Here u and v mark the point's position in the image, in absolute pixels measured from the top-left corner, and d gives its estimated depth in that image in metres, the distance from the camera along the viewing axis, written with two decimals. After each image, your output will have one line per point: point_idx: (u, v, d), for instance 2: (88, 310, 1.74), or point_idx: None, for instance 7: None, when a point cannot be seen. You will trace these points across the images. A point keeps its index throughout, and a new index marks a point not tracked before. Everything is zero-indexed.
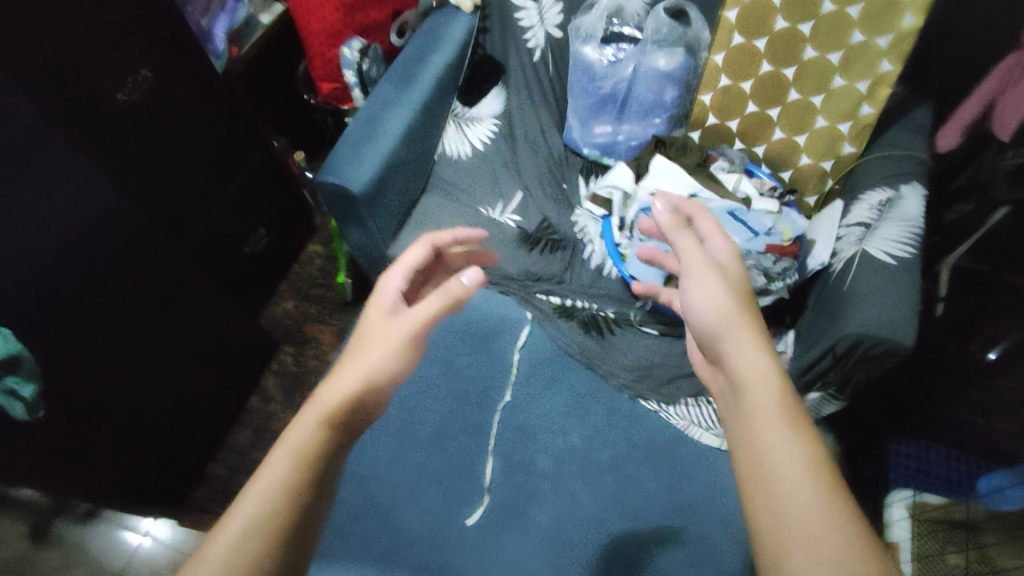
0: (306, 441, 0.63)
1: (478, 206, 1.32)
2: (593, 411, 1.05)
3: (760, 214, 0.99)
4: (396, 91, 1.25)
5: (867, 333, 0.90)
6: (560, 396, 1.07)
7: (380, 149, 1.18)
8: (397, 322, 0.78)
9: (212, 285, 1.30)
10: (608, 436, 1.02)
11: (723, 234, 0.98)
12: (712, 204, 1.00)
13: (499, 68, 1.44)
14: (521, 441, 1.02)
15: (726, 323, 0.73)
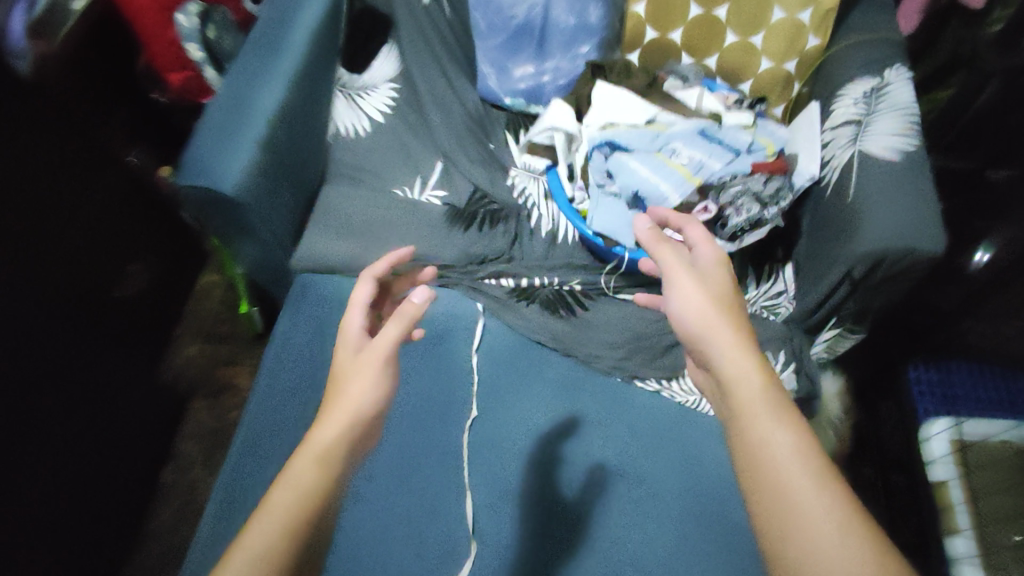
0: (305, 479, 0.62)
1: (393, 187, 1.08)
2: (583, 403, 0.84)
3: (734, 129, 0.82)
4: (259, 61, 0.98)
5: (890, 245, 0.74)
6: (539, 393, 0.86)
7: (253, 131, 0.92)
8: (373, 352, 0.75)
9: (65, 347, 1.01)
10: (608, 430, 0.82)
11: (699, 159, 0.79)
12: (677, 126, 0.81)
13: (386, 22, 1.19)
14: (503, 458, 0.79)
15: (705, 320, 0.61)
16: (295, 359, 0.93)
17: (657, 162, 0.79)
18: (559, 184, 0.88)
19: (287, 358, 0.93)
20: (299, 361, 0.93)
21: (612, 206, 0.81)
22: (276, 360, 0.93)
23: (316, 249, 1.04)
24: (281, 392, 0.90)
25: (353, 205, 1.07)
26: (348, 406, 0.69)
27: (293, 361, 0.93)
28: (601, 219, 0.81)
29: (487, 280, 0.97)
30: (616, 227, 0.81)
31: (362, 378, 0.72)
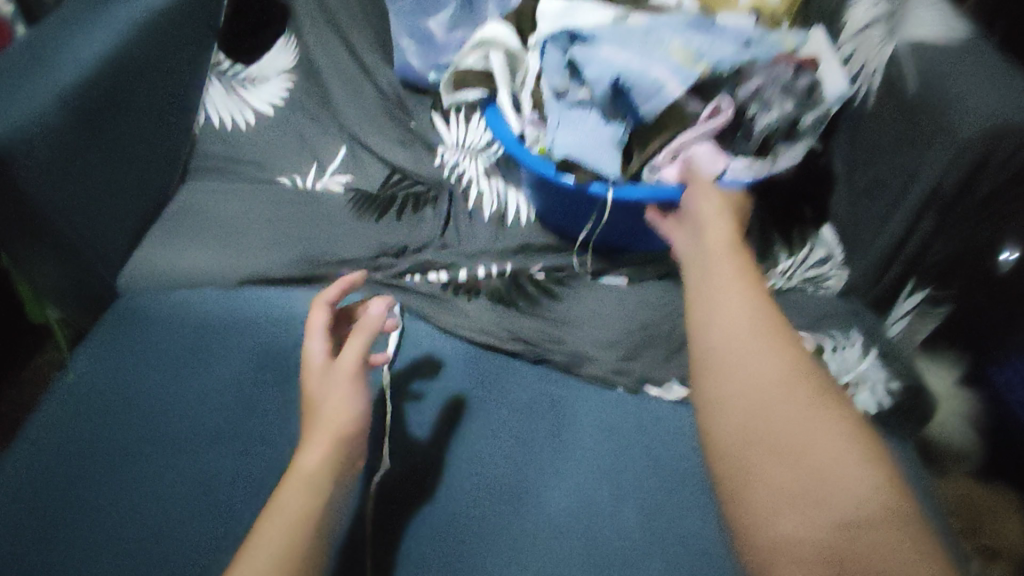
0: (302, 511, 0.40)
1: (281, 178, 0.80)
2: (572, 436, 0.53)
3: (738, 19, 0.63)
4: (84, 10, 0.71)
5: (996, 122, 0.50)
6: (502, 430, 0.53)
7: (61, 79, 0.63)
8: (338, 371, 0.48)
9: None
10: (618, 476, 0.51)
11: (699, 46, 0.60)
12: (660, 18, 0.62)
13: (281, 5, 0.97)
14: (452, 541, 0.47)
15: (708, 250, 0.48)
16: (98, 415, 0.58)
17: (641, 56, 0.59)
18: (502, 121, 0.66)
19: (83, 415, 0.58)
20: (105, 416, 0.58)
21: (581, 124, 0.60)
22: (64, 419, 0.57)
23: (159, 258, 0.72)
24: (64, 471, 0.54)
25: (221, 203, 0.78)
26: (328, 421, 0.45)
27: (94, 417, 0.57)
28: (571, 145, 0.59)
29: (407, 275, 0.67)
30: (591, 150, 0.59)
31: (343, 397, 0.46)
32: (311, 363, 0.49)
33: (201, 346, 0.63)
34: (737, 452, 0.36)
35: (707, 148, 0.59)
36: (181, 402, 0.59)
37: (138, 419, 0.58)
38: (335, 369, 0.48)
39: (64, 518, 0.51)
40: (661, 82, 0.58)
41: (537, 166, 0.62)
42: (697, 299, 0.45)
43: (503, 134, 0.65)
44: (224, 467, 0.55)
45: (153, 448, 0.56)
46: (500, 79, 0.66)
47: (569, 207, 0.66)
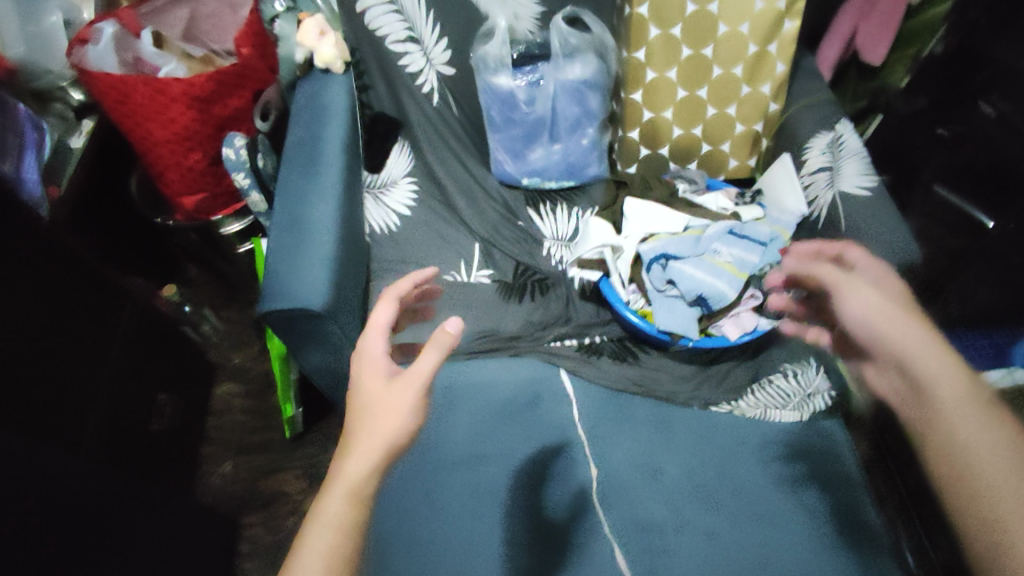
0: (338, 515, 0.74)
1: (442, 273, 1.17)
2: (678, 454, 0.97)
3: (754, 223, 0.98)
4: (305, 182, 1.08)
5: (889, 261, 0.95)
6: (636, 435, 0.99)
7: (320, 246, 1.01)
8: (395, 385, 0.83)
9: (107, 489, 1.00)
10: (721, 458, 0.96)
11: (739, 256, 0.96)
12: (710, 230, 0.98)
13: (398, 123, 1.28)
14: (638, 500, 0.92)
15: (881, 311, 0.69)
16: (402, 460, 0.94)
17: (700, 275, 0.93)
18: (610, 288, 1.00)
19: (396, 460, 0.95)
20: (407, 465, 0.93)
21: (674, 307, 0.94)
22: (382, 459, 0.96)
23: None
24: None
25: None
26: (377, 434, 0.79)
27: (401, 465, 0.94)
28: (671, 326, 0.93)
29: (555, 343, 1.09)
30: (681, 324, 0.93)
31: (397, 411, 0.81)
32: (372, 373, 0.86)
33: (448, 409, 1.00)
34: (971, 506, 0.57)
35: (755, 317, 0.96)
36: (452, 443, 0.97)
37: (431, 463, 0.94)
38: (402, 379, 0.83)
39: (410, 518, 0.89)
40: (725, 289, 0.93)
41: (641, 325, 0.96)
42: (941, 414, 0.62)
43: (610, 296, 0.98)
44: None
45: (443, 478, 0.93)
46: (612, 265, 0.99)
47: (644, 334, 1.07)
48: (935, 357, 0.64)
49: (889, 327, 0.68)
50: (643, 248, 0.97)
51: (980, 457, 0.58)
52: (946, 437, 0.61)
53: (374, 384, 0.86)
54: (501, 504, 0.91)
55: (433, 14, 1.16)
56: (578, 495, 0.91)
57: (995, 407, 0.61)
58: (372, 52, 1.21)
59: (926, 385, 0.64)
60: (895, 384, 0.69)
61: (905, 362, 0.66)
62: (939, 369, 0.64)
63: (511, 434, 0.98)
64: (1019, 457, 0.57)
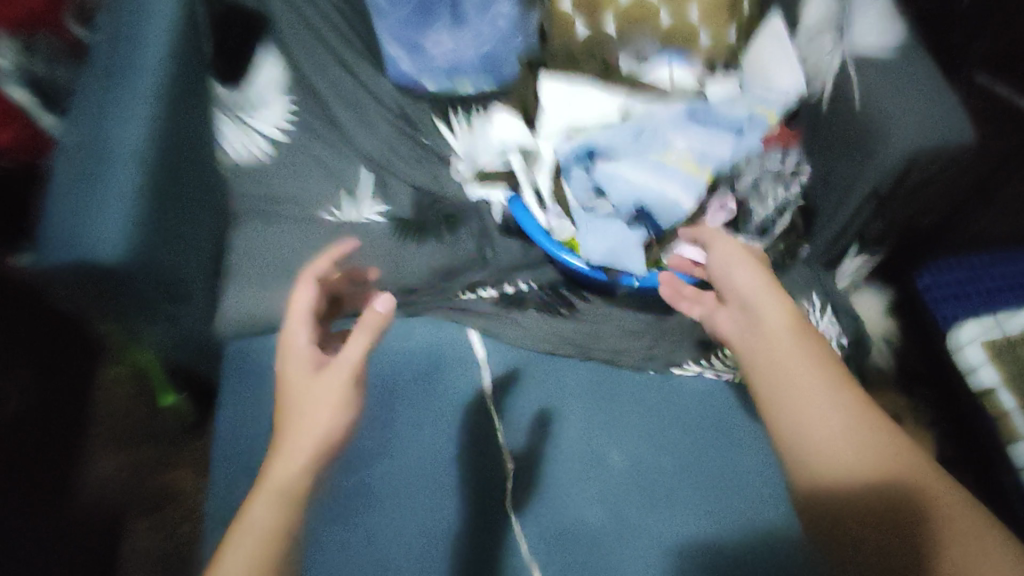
0: (265, 520, 0.54)
1: (319, 211, 0.89)
2: (628, 433, 0.72)
3: (725, 100, 0.74)
4: (111, 83, 0.73)
5: (922, 146, 0.66)
6: (580, 417, 0.73)
7: (122, 175, 0.67)
8: (327, 377, 0.63)
9: None
10: (689, 434, 0.73)
11: (703, 146, 0.72)
12: (660, 116, 0.74)
13: (261, 15, 0.95)
14: (582, 498, 0.69)
15: (733, 259, 0.66)
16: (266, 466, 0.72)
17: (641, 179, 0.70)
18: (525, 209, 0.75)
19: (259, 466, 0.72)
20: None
21: (610, 229, 0.71)
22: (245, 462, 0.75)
23: (244, 312, 0.85)
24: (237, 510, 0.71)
25: (274, 248, 0.88)
26: (313, 430, 0.60)
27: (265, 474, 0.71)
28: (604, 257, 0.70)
29: (466, 295, 0.81)
30: (620, 251, 0.70)
31: (333, 399, 0.62)
32: (296, 362, 0.65)
33: None
34: (784, 449, 0.57)
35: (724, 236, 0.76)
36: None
37: None
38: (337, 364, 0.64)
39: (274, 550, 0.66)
40: (675, 197, 0.70)
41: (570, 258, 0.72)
42: (767, 360, 0.61)
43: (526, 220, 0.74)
44: None
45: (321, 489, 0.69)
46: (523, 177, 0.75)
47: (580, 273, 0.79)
48: (774, 306, 0.62)
49: (744, 280, 0.65)
50: (560, 150, 0.75)
51: (818, 404, 0.56)
52: (774, 380, 0.60)
53: (300, 375, 0.64)
54: (394, 522, 0.66)
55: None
56: (498, 509, 0.67)
57: (807, 332, 0.61)
58: None
59: (768, 329, 0.61)
60: (736, 324, 0.65)
61: (741, 297, 0.64)
62: (771, 311, 0.62)
63: (407, 423, 0.72)
64: (834, 389, 0.57)
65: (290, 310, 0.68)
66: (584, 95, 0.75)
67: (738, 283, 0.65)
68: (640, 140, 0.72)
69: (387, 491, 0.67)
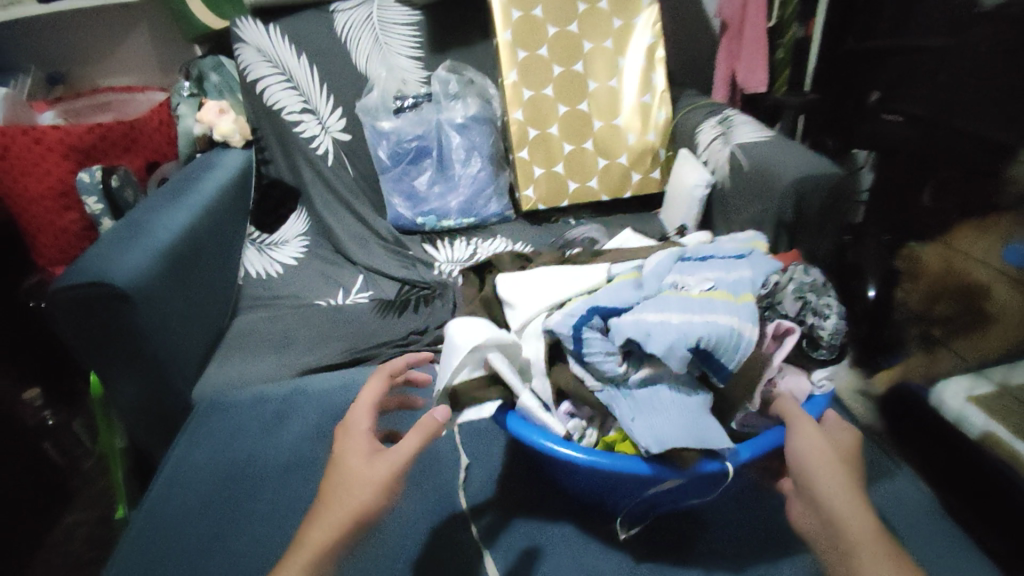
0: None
1: (314, 300, 1.05)
2: None
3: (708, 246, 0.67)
4: (164, 201, 1.00)
5: (803, 172, 0.83)
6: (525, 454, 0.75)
7: (153, 241, 0.88)
8: (374, 461, 0.52)
9: None
10: None
11: (720, 280, 0.58)
12: (649, 267, 0.63)
13: (294, 189, 1.25)
14: (527, 514, 0.67)
15: (796, 453, 0.48)
16: (212, 481, 0.73)
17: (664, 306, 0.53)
18: (538, 427, 0.56)
19: (206, 485, 0.73)
20: (207, 495, 0.72)
21: (666, 414, 0.50)
22: (174, 482, 0.74)
23: (225, 369, 0.90)
24: (181, 533, 0.67)
25: (269, 326, 0.99)
26: (353, 503, 0.49)
27: (212, 486, 0.73)
28: (673, 437, 0.48)
29: (434, 343, 0.90)
30: (690, 433, 0.48)
31: (372, 486, 0.50)
32: (356, 443, 0.54)
33: (281, 425, 0.80)
34: None
35: (789, 381, 0.57)
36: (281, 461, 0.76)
37: (269, 476, 0.73)
38: (380, 457, 0.52)
39: (198, 553, 0.65)
40: (731, 326, 0.51)
41: (619, 465, 0.51)
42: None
43: (531, 434, 0.55)
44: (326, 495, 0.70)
45: (259, 498, 0.70)
46: (517, 384, 0.57)
47: (611, 488, 0.58)
48: (828, 475, 0.46)
49: (814, 472, 0.46)
50: (559, 323, 0.56)
51: None
52: None
53: (355, 455, 0.53)
54: None
55: (327, 86, 1.20)
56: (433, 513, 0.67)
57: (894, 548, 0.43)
58: (272, 126, 1.23)
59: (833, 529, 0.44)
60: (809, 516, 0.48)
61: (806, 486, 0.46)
62: (840, 508, 0.44)
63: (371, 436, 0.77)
64: None
65: (361, 397, 0.59)
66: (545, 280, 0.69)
67: (814, 479, 0.46)
68: (641, 290, 0.59)
69: None
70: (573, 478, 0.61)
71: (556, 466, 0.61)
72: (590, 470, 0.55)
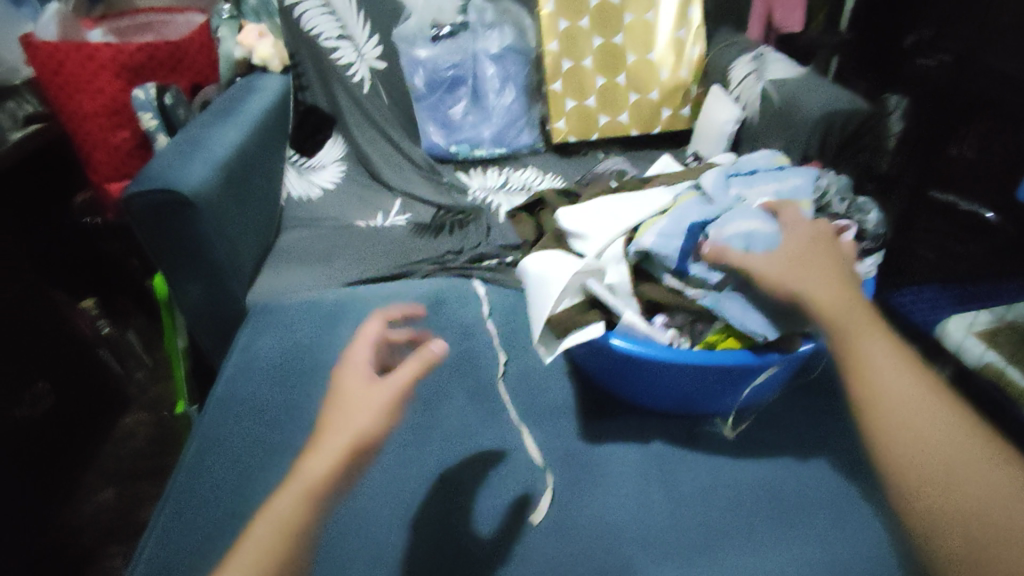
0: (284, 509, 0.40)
1: (354, 221, 1.10)
2: None
3: (746, 160, 0.73)
4: (213, 121, 1.04)
5: (834, 108, 0.86)
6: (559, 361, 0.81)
7: (210, 157, 0.93)
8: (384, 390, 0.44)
9: None
10: None
11: (779, 187, 0.65)
12: (708, 179, 0.68)
13: (330, 117, 1.29)
14: (559, 408, 0.74)
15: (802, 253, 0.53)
16: (271, 374, 0.80)
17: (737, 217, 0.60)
18: (643, 338, 0.61)
19: (268, 377, 0.80)
20: (276, 374, 0.80)
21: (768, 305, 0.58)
22: (242, 374, 0.81)
23: (276, 280, 0.97)
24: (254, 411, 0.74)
25: (315, 243, 1.05)
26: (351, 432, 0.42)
27: (272, 377, 0.80)
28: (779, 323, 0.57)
29: (471, 262, 0.96)
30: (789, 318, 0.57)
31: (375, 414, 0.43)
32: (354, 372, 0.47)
33: (336, 320, 0.87)
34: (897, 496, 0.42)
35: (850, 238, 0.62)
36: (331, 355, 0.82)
37: (321, 370, 0.80)
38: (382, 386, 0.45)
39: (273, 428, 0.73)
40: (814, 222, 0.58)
41: (730, 358, 0.58)
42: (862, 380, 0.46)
43: (643, 348, 0.59)
44: None
45: (323, 379, 0.79)
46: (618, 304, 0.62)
47: (689, 391, 0.65)
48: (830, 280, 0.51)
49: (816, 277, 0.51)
50: (657, 244, 0.62)
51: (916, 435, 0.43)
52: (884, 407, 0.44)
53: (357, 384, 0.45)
54: None
55: (364, 12, 1.22)
56: (473, 406, 0.75)
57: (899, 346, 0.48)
58: (310, 52, 1.25)
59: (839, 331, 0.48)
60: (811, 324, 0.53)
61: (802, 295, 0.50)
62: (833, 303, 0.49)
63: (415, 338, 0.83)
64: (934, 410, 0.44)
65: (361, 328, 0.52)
66: (610, 207, 0.72)
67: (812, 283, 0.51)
68: (713, 201, 0.65)
69: None
70: (646, 387, 0.67)
71: (629, 378, 0.67)
72: (685, 373, 0.61)
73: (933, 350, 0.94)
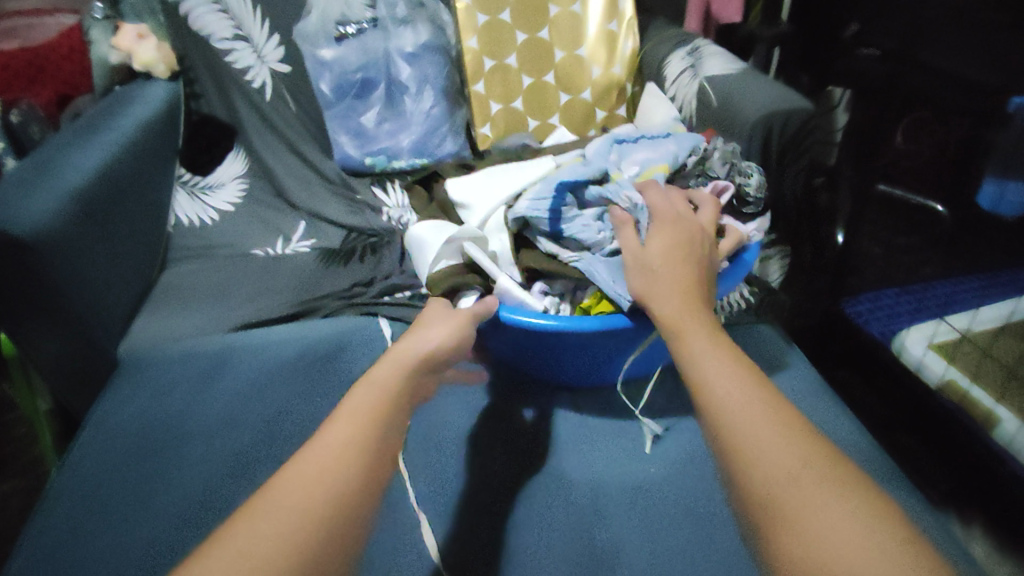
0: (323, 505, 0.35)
1: (253, 249, 0.97)
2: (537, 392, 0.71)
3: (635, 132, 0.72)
4: (74, 138, 0.89)
5: (776, 108, 0.77)
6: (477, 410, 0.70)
7: (62, 182, 0.78)
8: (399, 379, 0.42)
9: None
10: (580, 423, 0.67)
11: (656, 153, 0.64)
12: (591, 148, 0.67)
13: (229, 127, 1.14)
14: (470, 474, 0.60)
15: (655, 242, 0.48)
16: (124, 443, 0.65)
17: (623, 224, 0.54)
18: (513, 304, 0.54)
19: (120, 446, 0.65)
20: (130, 445, 0.65)
21: None
22: (91, 444, 0.65)
23: (153, 325, 0.83)
24: (98, 497, 0.60)
25: (205, 278, 0.92)
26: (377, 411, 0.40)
27: (126, 447, 0.65)
28: None
29: (381, 294, 0.84)
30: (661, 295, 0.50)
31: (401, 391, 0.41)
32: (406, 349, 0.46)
33: (210, 379, 0.72)
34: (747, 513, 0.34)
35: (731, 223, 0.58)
36: (206, 416, 0.68)
37: (191, 435, 0.66)
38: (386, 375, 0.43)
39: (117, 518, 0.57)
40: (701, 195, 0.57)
41: (604, 324, 0.51)
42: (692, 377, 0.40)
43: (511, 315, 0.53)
44: (262, 452, 0.64)
45: (185, 454, 0.64)
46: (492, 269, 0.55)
47: (576, 357, 0.59)
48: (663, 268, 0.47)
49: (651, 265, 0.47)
50: (530, 207, 0.59)
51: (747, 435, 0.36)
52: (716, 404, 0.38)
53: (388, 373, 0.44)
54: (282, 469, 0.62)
55: (260, 8, 1.07)
56: None
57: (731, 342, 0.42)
58: (200, 54, 1.11)
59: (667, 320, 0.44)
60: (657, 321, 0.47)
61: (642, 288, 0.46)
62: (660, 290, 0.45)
63: (311, 391, 0.70)
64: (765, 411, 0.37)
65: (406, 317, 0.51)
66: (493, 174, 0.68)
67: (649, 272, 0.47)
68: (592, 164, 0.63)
69: (270, 453, 0.63)
70: (535, 358, 0.61)
71: (516, 347, 0.61)
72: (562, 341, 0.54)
73: (890, 365, 0.87)
